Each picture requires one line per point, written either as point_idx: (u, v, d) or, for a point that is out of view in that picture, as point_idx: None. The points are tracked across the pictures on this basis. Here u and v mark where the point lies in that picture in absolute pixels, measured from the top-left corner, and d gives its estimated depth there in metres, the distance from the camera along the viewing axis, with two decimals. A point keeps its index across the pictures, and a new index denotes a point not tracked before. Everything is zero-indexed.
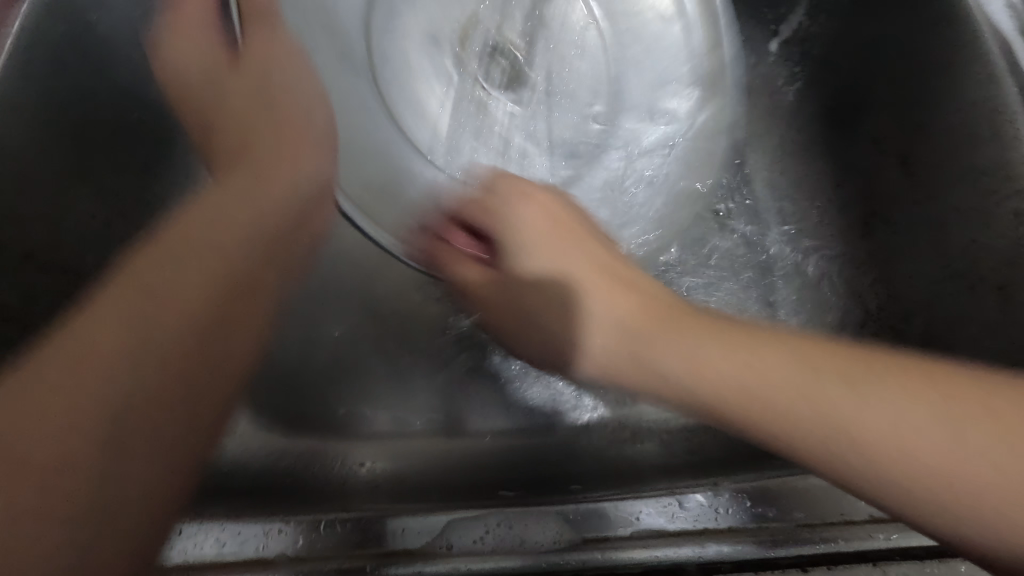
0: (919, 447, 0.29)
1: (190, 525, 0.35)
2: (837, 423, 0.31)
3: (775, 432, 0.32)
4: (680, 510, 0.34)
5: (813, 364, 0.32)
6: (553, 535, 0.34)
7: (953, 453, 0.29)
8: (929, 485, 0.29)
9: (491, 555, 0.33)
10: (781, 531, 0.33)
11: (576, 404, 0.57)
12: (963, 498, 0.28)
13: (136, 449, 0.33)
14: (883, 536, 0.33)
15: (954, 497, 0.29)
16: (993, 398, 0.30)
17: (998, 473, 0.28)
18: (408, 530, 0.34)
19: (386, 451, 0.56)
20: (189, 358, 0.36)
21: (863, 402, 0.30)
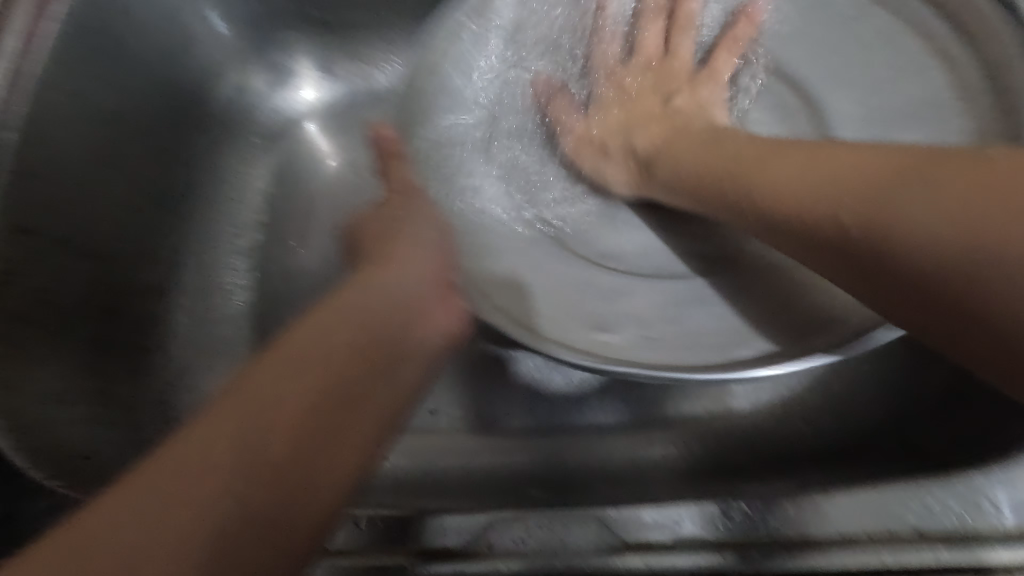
0: (837, 189, 0.34)
1: None
2: (876, 194, 0.32)
3: (730, 186, 0.40)
4: (723, 520, 0.34)
5: (817, 161, 0.36)
6: (593, 539, 0.33)
7: (946, 199, 0.30)
8: (869, 198, 0.32)
9: (533, 557, 0.33)
10: (826, 544, 0.33)
11: (597, 399, 0.57)
12: (945, 232, 0.29)
13: (309, 461, 0.29)
14: (930, 551, 0.32)
15: (910, 251, 0.30)
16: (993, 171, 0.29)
17: (979, 240, 0.28)
18: (446, 529, 0.34)
19: (411, 446, 0.56)
20: (372, 372, 0.33)
21: (835, 174, 0.34)
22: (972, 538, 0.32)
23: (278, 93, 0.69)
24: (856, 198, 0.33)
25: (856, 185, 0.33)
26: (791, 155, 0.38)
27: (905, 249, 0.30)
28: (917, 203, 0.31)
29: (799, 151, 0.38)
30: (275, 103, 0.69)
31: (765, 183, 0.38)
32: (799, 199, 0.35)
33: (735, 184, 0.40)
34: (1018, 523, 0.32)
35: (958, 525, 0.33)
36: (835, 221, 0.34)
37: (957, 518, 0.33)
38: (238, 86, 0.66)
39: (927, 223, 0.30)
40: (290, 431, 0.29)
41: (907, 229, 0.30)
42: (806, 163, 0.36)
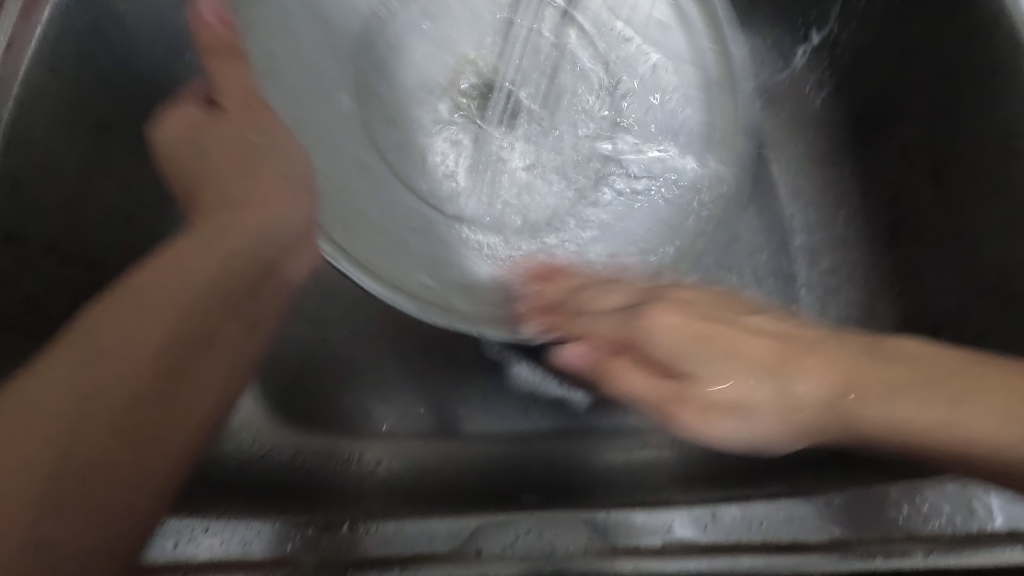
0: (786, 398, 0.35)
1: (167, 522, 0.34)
2: (796, 368, 0.35)
3: (717, 350, 0.37)
4: (713, 522, 0.34)
5: (784, 351, 0.36)
6: (583, 543, 0.33)
7: (916, 404, 0.32)
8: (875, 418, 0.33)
9: (521, 562, 0.32)
10: (816, 547, 0.32)
11: (592, 405, 0.57)
12: (908, 415, 0.33)
13: (160, 409, 0.33)
14: (920, 555, 0.32)
15: (890, 423, 0.33)
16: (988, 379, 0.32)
17: (982, 440, 0.31)
18: (433, 535, 0.34)
19: (405, 451, 0.55)
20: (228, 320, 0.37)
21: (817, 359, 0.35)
22: (965, 542, 0.32)
23: None
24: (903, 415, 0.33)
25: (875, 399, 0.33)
26: (728, 342, 0.37)
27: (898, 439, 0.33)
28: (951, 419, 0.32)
29: (786, 352, 0.36)
30: None
31: (744, 355, 0.36)
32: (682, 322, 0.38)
33: (765, 391, 0.36)
34: (1009, 525, 0.32)
35: (948, 529, 0.32)
36: (842, 406, 0.34)
37: (947, 521, 0.33)
38: None
39: (913, 421, 0.32)
40: (136, 375, 0.32)
41: (907, 428, 0.33)
42: (817, 352, 0.36)
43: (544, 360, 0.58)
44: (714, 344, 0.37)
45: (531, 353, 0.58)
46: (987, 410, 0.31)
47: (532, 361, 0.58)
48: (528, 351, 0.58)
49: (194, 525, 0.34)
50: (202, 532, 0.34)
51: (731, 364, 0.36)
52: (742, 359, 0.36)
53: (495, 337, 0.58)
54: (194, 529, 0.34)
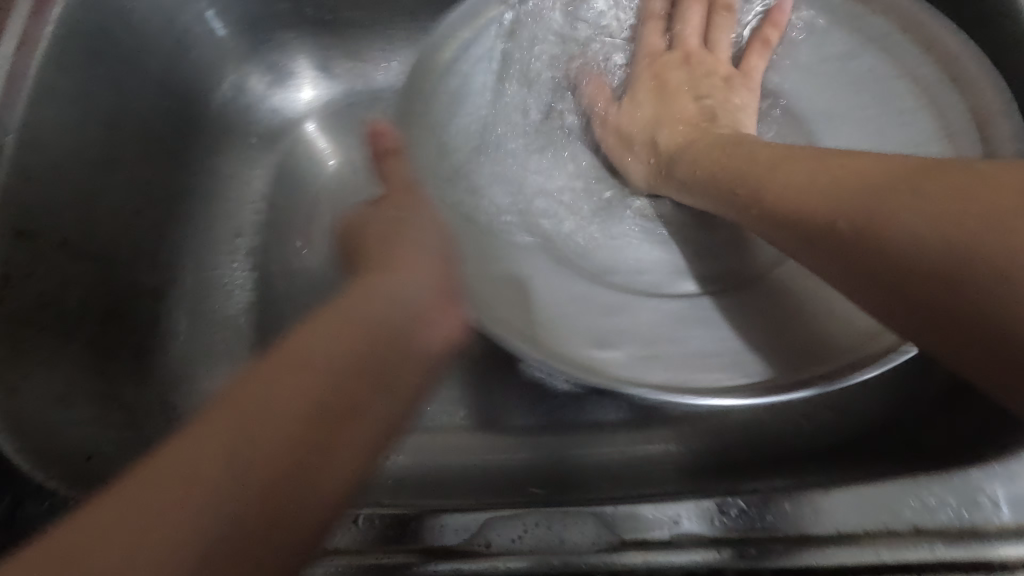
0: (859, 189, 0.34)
1: None
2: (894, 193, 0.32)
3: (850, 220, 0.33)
4: (720, 516, 0.34)
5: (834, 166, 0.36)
6: (591, 536, 0.33)
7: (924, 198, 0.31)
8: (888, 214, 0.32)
9: (530, 554, 0.33)
10: (822, 540, 0.33)
11: (605, 398, 0.57)
12: (903, 215, 0.31)
13: (315, 461, 0.30)
14: (925, 547, 0.32)
15: (914, 251, 0.30)
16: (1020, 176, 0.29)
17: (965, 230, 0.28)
18: (444, 528, 0.34)
19: (414, 446, 0.56)
20: (384, 371, 0.34)
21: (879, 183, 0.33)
22: (969, 534, 0.32)
23: (277, 92, 0.69)
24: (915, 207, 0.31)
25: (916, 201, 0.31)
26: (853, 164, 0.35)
27: (963, 277, 0.28)
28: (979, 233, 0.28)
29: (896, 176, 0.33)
30: (274, 104, 0.69)
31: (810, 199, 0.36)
32: (816, 195, 0.36)
33: (803, 205, 0.36)
34: (1016, 518, 0.32)
35: (955, 521, 0.33)
36: (880, 236, 0.32)
37: (955, 514, 0.33)
38: (237, 87, 0.67)
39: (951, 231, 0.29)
40: (304, 429, 0.30)
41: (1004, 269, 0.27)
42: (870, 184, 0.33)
43: None
44: (780, 170, 0.39)
45: None
46: (993, 233, 0.27)
47: (547, 357, 0.58)
48: None
49: None
50: None
51: (794, 167, 0.39)
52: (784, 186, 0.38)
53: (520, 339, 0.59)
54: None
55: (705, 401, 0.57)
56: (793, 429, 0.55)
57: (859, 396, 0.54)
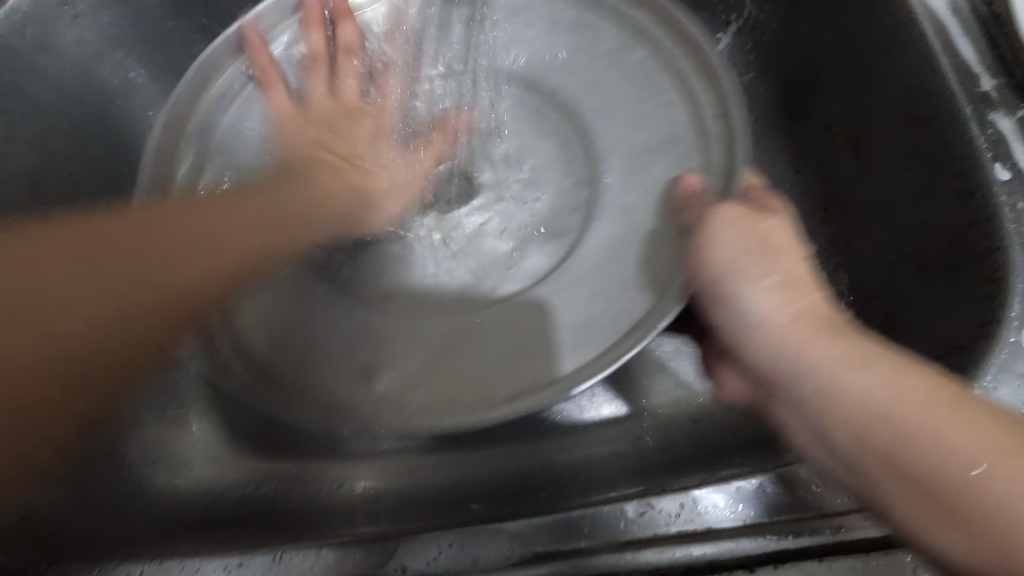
0: (894, 401, 0.30)
1: (188, 562, 0.36)
2: (920, 439, 0.29)
3: (898, 442, 0.29)
4: (632, 518, 0.35)
5: (904, 383, 0.30)
6: (504, 551, 0.34)
7: (983, 430, 0.28)
8: (899, 435, 0.29)
9: (444, 575, 0.33)
10: (730, 533, 0.33)
11: (591, 409, 0.58)
12: (975, 451, 0.28)
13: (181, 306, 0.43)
14: (828, 531, 0.32)
15: (992, 517, 0.27)
16: (980, 408, 0.29)
17: (947, 462, 0.28)
18: (361, 558, 0.34)
19: (368, 470, 0.56)
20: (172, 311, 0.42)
21: (803, 338, 0.34)
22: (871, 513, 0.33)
23: None
24: (920, 445, 0.29)
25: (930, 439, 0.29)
26: (876, 369, 0.31)
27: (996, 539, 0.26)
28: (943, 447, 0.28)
29: (967, 424, 0.28)
30: None
31: (853, 381, 0.32)
32: (889, 417, 0.30)
33: (883, 472, 0.30)
34: None
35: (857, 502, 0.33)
36: (963, 488, 0.27)
37: None
38: None
39: (1004, 487, 0.27)
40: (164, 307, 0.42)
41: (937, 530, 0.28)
42: (927, 423, 0.29)
43: None
44: (823, 345, 0.34)
45: None
46: (993, 451, 0.27)
47: None
48: None
49: (228, 562, 0.35)
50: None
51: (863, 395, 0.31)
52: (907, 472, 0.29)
53: None
54: (177, 570, 0.35)
55: (649, 397, 0.58)
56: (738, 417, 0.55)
57: None
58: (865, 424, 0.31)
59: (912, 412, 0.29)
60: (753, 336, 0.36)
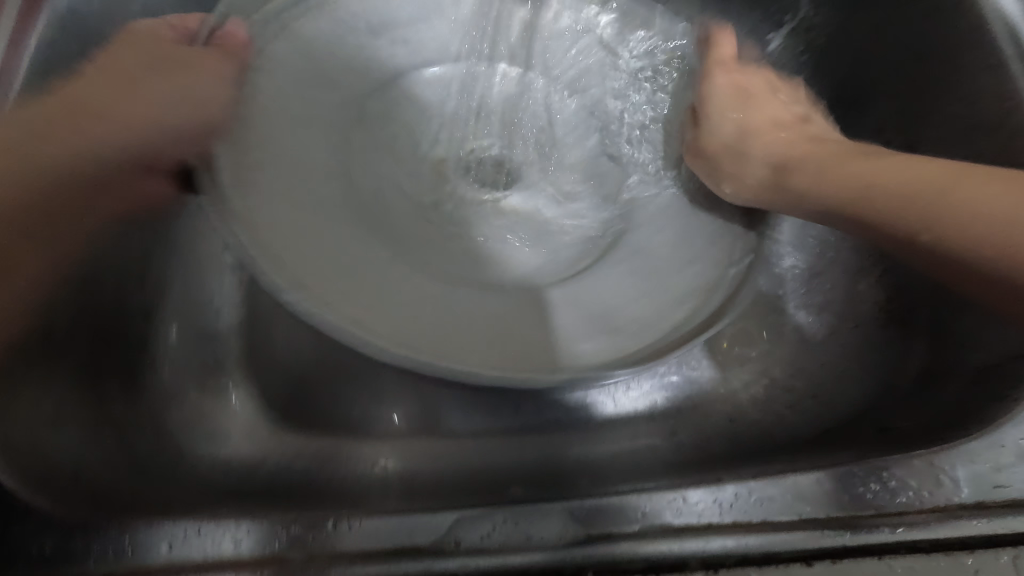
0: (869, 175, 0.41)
1: (238, 523, 0.36)
2: (922, 196, 0.39)
3: (898, 209, 0.40)
4: (685, 506, 0.35)
5: (867, 163, 0.42)
6: (558, 531, 0.34)
7: (953, 189, 0.38)
8: (904, 195, 0.40)
9: (498, 551, 0.34)
10: (786, 526, 0.33)
11: (617, 400, 0.58)
12: (966, 215, 0.37)
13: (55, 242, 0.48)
14: (887, 529, 0.32)
15: (977, 251, 0.37)
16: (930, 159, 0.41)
17: (955, 199, 0.38)
18: (415, 529, 0.35)
19: (403, 449, 0.57)
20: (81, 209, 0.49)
21: (832, 165, 0.43)
22: (931, 514, 0.32)
23: None
24: (913, 184, 0.40)
25: (911, 179, 0.40)
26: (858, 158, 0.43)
27: (976, 243, 0.37)
28: (938, 199, 0.38)
29: (984, 180, 0.38)
30: None
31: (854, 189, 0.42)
32: (862, 187, 0.41)
33: (874, 205, 0.41)
34: (976, 498, 0.33)
35: (916, 503, 0.33)
36: (977, 241, 0.37)
37: (915, 495, 0.33)
38: None
39: (989, 220, 0.37)
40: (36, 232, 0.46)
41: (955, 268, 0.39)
42: (890, 184, 0.40)
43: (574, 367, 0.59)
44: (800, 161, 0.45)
45: None
46: (966, 195, 0.38)
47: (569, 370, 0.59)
48: None
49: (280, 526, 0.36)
50: (196, 535, 0.36)
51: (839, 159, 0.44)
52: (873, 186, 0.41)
53: None
54: (236, 531, 0.36)
55: (684, 391, 0.58)
56: (776, 418, 0.55)
57: (836, 383, 0.54)
58: (855, 188, 0.42)
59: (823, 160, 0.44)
60: (781, 196, 0.46)
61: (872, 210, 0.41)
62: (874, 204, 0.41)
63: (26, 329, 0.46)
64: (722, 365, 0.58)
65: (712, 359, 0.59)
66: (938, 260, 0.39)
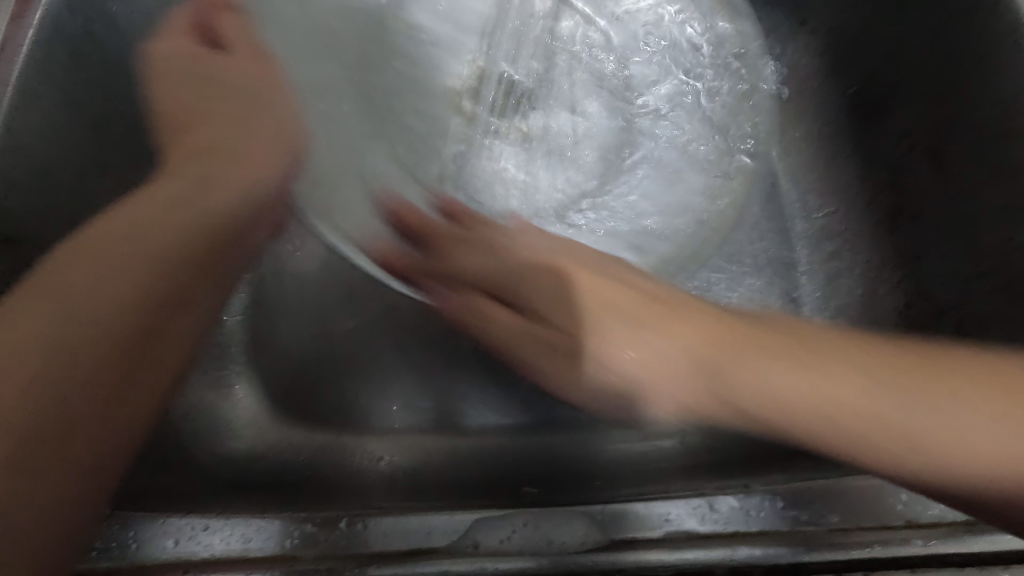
0: (793, 383, 0.33)
1: (206, 523, 0.35)
2: (908, 430, 0.30)
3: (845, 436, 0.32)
4: (710, 513, 0.33)
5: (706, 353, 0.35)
6: (580, 535, 0.33)
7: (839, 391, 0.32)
8: (849, 414, 0.32)
9: (518, 555, 0.32)
10: (816, 536, 0.32)
11: None
12: (989, 461, 0.29)
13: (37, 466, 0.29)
14: (919, 541, 0.31)
15: (956, 462, 0.30)
16: (951, 376, 0.31)
17: (1009, 422, 0.30)
18: (434, 529, 0.34)
19: (411, 446, 0.55)
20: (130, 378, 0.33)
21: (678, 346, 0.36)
22: (965, 527, 0.32)
23: None
24: (889, 412, 0.31)
25: (952, 436, 0.30)
26: (770, 351, 0.34)
27: (956, 468, 0.30)
28: (934, 448, 0.30)
29: (881, 394, 0.31)
30: None
31: (808, 415, 0.32)
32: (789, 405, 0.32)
33: (799, 426, 0.33)
34: None
35: (950, 514, 0.32)
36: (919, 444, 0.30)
37: (949, 507, 0.32)
38: None
39: (970, 438, 0.29)
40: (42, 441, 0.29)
41: (901, 454, 0.30)
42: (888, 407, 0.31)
43: None
44: (768, 346, 0.34)
45: None
46: (990, 427, 0.29)
47: None
48: None
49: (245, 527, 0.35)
50: (203, 532, 0.35)
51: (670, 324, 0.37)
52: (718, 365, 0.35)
53: None
54: (245, 528, 0.35)
55: None
56: None
57: None
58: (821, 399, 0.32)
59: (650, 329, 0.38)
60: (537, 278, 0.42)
61: (890, 442, 0.31)
62: (799, 422, 0.33)
63: (110, 364, 0.32)
64: None
65: None
66: (869, 451, 0.31)
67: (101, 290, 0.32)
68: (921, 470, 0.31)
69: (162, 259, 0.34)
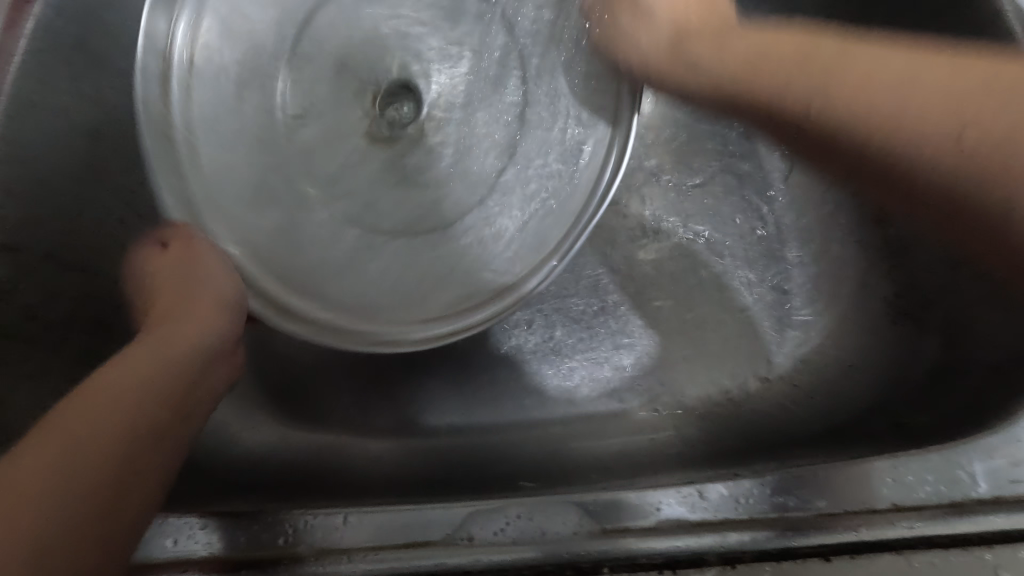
0: (908, 92, 0.29)
1: (208, 522, 0.35)
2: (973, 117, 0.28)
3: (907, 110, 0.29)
4: (700, 501, 0.34)
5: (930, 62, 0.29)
6: (572, 526, 0.34)
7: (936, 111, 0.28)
8: (945, 99, 0.28)
9: (511, 546, 0.33)
10: (805, 522, 0.32)
11: (609, 400, 0.58)
12: (1011, 133, 0.27)
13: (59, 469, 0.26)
14: (905, 524, 0.32)
15: (947, 179, 0.29)
16: (986, 63, 0.29)
17: (963, 116, 0.28)
18: (429, 523, 0.34)
19: (409, 444, 0.56)
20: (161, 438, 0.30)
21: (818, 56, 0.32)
22: (949, 510, 0.32)
23: None
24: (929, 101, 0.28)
25: (978, 117, 0.28)
26: (857, 57, 0.31)
27: (947, 177, 0.29)
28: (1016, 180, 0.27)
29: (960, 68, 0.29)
30: None
31: (934, 126, 0.28)
32: (912, 107, 0.29)
33: (878, 133, 0.30)
34: (995, 493, 0.32)
35: (935, 497, 0.33)
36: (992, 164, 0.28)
37: (933, 490, 0.33)
38: None
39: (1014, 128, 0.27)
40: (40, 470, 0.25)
41: (997, 184, 0.28)
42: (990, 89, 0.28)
43: (578, 361, 0.59)
44: (838, 52, 0.32)
45: (568, 354, 0.59)
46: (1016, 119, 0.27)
47: (572, 362, 0.59)
48: (564, 352, 0.59)
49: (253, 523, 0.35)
50: (201, 531, 0.35)
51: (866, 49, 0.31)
52: (854, 77, 0.31)
53: (537, 353, 0.59)
54: (243, 527, 0.35)
55: (693, 386, 0.58)
56: (784, 413, 0.55)
57: (843, 379, 0.54)
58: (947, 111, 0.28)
59: (819, 75, 0.32)
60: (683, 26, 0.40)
61: (963, 109, 0.28)
62: (860, 103, 0.30)
63: (122, 430, 0.28)
64: (732, 361, 0.58)
65: (723, 355, 0.58)
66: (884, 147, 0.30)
67: (130, 396, 0.30)
68: (949, 165, 0.29)
69: (145, 386, 0.30)
